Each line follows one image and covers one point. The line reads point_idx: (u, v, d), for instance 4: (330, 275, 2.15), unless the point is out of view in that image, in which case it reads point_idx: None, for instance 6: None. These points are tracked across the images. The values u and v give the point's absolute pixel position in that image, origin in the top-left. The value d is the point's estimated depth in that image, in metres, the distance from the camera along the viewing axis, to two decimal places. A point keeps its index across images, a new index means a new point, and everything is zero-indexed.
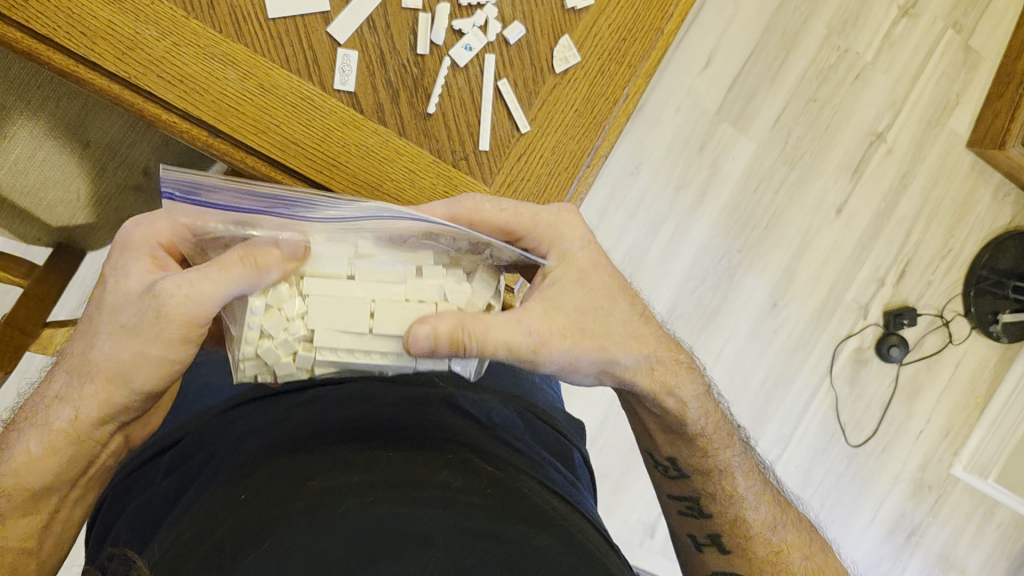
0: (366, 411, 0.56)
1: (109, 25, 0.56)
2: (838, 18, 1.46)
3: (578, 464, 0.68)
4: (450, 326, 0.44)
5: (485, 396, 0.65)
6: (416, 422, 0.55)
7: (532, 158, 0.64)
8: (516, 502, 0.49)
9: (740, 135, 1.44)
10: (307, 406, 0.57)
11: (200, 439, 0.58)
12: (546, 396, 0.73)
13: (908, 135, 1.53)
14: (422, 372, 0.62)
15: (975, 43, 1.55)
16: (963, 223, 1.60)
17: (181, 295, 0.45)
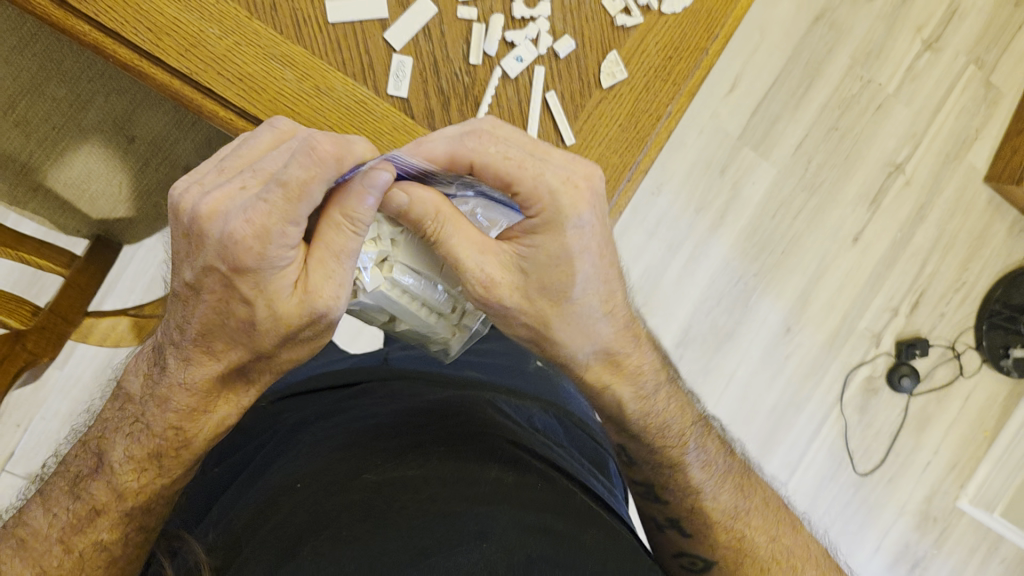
0: (416, 409, 0.60)
1: (175, 21, 0.57)
2: (863, 49, 1.48)
3: (612, 472, 0.70)
4: (429, 211, 0.48)
5: (524, 400, 0.68)
6: (465, 420, 0.59)
7: None
8: (562, 502, 0.52)
9: (761, 160, 1.46)
10: (353, 403, 0.62)
11: (248, 434, 0.63)
12: (580, 403, 0.76)
13: (926, 167, 1.55)
14: (465, 378, 0.67)
15: (996, 80, 1.57)
16: (978, 256, 1.61)
17: (327, 279, 0.46)
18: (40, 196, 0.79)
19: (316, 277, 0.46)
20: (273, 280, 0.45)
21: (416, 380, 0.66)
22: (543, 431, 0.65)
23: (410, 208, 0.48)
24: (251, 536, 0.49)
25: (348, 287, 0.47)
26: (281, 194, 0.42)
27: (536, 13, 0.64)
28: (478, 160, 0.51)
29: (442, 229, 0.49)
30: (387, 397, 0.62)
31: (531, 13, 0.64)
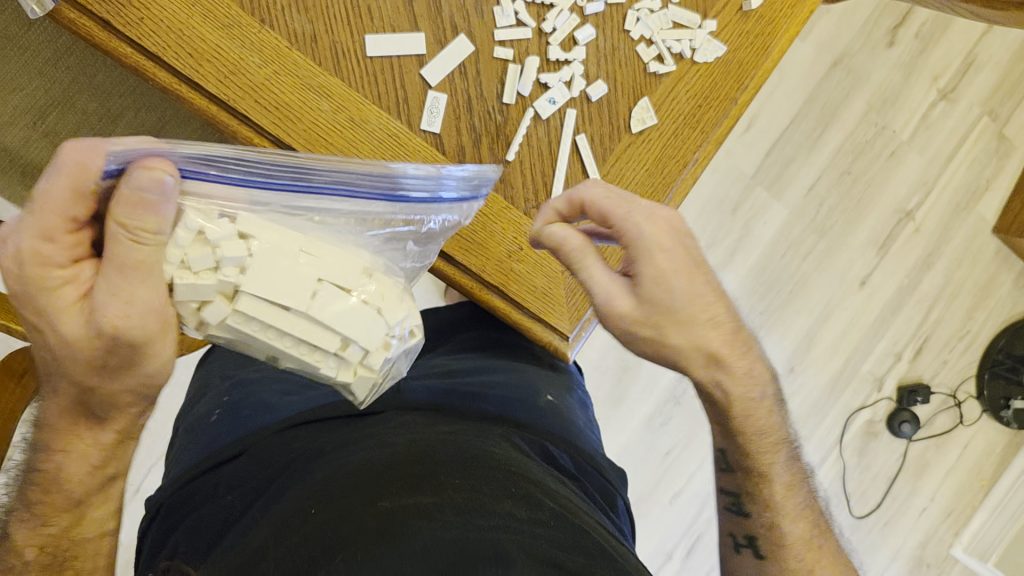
0: (432, 441, 0.60)
1: (216, 48, 0.58)
2: (879, 96, 1.49)
3: (620, 512, 0.70)
4: (571, 244, 0.55)
5: (540, 434, 0.67)
6: (480, 455, 0.59)
7: None
8: (575, 538, 0.52)
9: (774, 200, 1.46)
10: (371, 432, 0.62)
11: (258, 459, 0.62)
12: (592, 440, 0.74)
13: (936, 215, 1.56)
14: (484, 410, 0.67)
15: (1008, 132, 1.58)
16: (983, 305, 1.62)
17: (118, 309, 0.43)
18: None
19: (103, 295, 0.43)
20: (50, 303, 0.44)
21: (428, 412, 0.65)
22: (556, 469, 0.64)
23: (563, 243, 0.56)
24: (263, 558, 0.49)
25: (140, 311, 0.44)
26: (34, 208, 0.41)
27: (571, 56, 0.64)
28: (586, 198, 0.56)
29: (580, 263, 0.55)
30: (398, 428, 0.62)
31: (567, 56, 0.64)
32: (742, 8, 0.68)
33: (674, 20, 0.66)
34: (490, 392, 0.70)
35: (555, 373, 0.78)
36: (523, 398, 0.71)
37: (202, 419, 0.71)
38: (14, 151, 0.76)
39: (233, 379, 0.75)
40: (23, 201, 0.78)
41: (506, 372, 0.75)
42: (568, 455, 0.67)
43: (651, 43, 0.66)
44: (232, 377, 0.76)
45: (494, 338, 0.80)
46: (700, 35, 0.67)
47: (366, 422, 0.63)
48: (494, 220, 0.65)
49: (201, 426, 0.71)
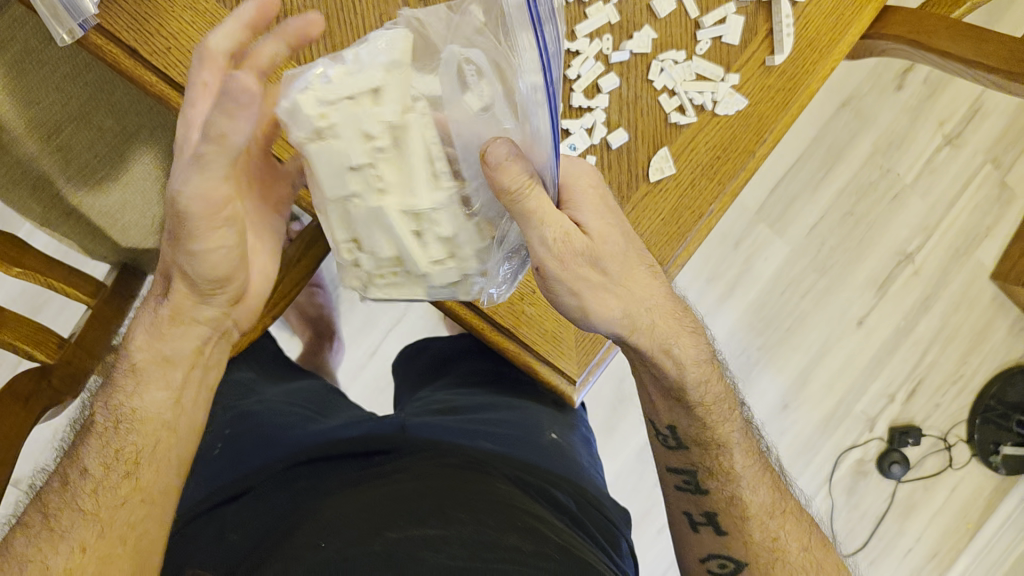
0: (436, 475, 0.60)
1: None
2: (885, 139, 1.50)
3: (624, 554, 0.67)
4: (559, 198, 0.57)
5: (543, 474, 0.66)
6: (484, 491, 0.59)
7: None
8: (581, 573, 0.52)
9: (775, 237, 1.48)
10: (372, 470, 0.62)
11: (264, 494, 0.62)
12: (596, 481, 0.72)
13: (935, 260, 1.57)
14: (486, 449, 0.67)
15: (1011, 180, 1.59)
16: (977, 351, 1.63)
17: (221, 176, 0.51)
18: (73, 220, 0.79)
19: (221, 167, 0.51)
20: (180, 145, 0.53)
21: (434, 449, 0.65)
22: (558, 507, 0.63)
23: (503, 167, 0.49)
24: None
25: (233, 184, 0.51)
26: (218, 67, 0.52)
27: (594, 104, 0.64)
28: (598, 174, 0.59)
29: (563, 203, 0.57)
30: (404, 467, 0.61)
31: (589, 103, 0.64)
32: (765, 63, 0.67)
33: (697, 72, 0.66)
34: (494, 434, 0.70)
35: (563, 411, 0.76)
36: (525, 440, 0.70)
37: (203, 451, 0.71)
38: (26, 162, 0.76)
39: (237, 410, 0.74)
40: (33, 212, 0.78)
41: (508, 412, 0.74)
42: (570, 497, 0.66)
43: (674, 93, 0.66)
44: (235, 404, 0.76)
45: (497, 377, 0.79)
46: (723, 88, 0.67)
47: (373, 462, 0.63)
48: None
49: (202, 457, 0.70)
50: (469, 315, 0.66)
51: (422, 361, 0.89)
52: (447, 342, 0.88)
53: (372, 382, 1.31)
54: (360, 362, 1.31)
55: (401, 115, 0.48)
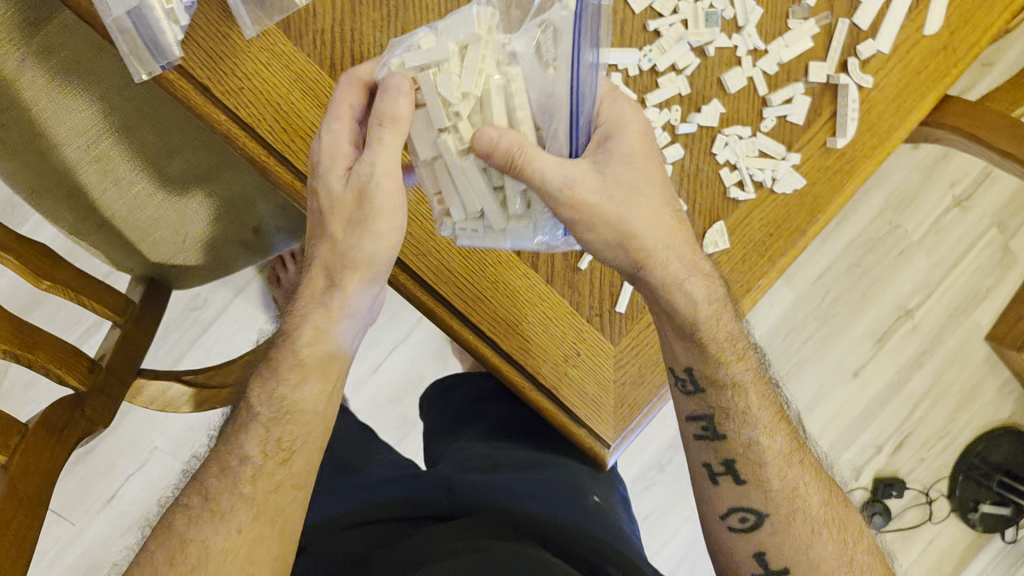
0: (483, 542, 0.59)
1: (312, 125, 0.56)
2: (896, 196, 1.52)
3: None
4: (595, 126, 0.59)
5: (586, 541, 0.63)
6: (528, 556, 0.57)
7: (643, 336, 0.67)
8: None
9: (782, 282, 1.49)
10: (419, 536, 0.62)
11: (319, 557, 0.63)
12: (641, 550, 0.68)
13: (934, 317, 1.58)
14: (528, 512, 0.64)
15: (1015, 246, 1.60)
16: (966, 410, 1.64)
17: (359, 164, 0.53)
18: (105, 232, 0.77)
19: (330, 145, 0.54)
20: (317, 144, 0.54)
21: (478, 515, 0.63)
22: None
23: (495, 148, 0.51)
24: None
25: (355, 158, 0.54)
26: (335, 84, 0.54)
27: None
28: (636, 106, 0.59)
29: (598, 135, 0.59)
30: (449, 536, 0.60)
31: None
32: (827, 144, 0.67)
33: (760, 149, 0.66)
34: (540, 491, 0.67)
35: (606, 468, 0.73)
36: (567, 494, 0.67)
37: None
38: (63, 170, 0.74)
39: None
40: (64, 220, 0.76)
41: (550, 466, 0.71)
42: (618, 567, 0.62)
43: (735, 168, 0.65)
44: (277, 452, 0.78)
45: (536, 427, 0.78)
46: (783, 166, 0.66)
47: (420, 531, 0.63)
48: (555, 322, 0.65)
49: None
50: (510, 371, 0.65)
51: (458, 401, 0.88)
52: (478, 381, 0.87)
53: (373, 397, 1.30)
54: (363, 377, 1.30)
55: (477, 86, 0.51)
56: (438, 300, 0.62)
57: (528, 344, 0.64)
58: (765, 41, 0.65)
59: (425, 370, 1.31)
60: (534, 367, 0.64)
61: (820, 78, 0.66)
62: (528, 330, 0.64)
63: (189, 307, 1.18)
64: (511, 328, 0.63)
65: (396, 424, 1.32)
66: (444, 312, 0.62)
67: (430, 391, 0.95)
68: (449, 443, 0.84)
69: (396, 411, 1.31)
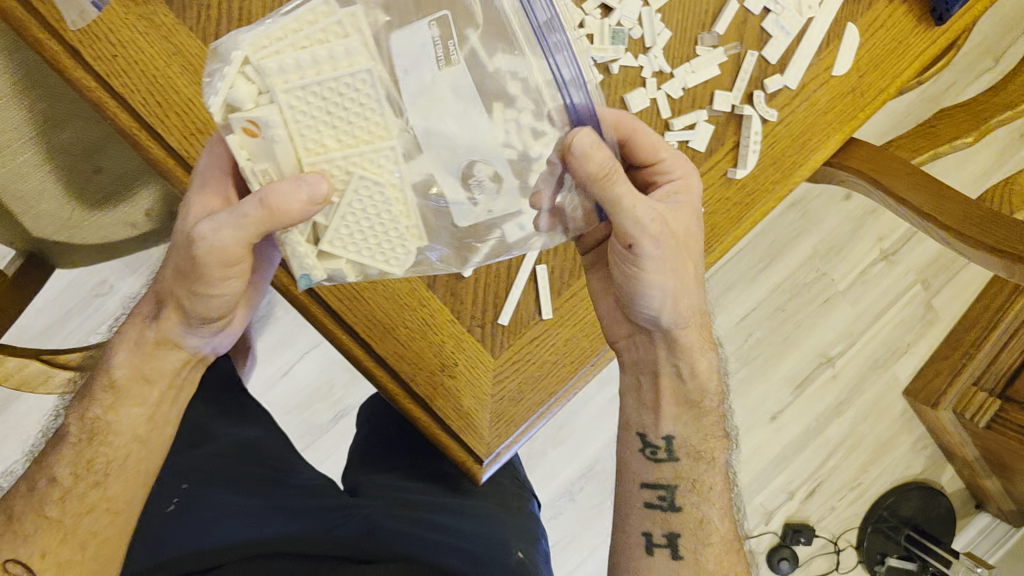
0: (378, 549, 0.69)
1: (190, 102, 0.54)
2: (825, 244, 1.51)
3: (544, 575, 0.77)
4: (601, 169, 0.50)
5: (499, 541, 0.74)
6: (413, 554, 0.68)
7: (541, 345, 0.66)
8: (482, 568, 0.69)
9: (705, 321, 1.47)
10: (337, 531, 0.73)
11: (250, 525, 0.73)
12: (538, 550, 0.80)
13: (854, 367, 1.59)
14: (437, 519, 0.75)
15: (937, 302, 1.62)
16: (878, 461, 1.64)
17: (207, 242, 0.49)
18: None
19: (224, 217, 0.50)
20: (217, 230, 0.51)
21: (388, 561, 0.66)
22: (472, 557, 0.70)
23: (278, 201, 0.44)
24: None
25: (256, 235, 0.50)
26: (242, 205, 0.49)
27: None
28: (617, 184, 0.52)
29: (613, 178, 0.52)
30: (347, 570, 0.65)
31: None
32: (726, 175, 0.66)
33: None
34: (459, 546, 0.71)
35: (523, 524, 0.80)
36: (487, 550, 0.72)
37: (159, 503, 0.77)
38: None
39: (191, 466, 0.81)
40: None
41: (481, 516, 0.78)
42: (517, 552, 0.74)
43: None
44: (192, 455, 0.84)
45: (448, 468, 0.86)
46: None
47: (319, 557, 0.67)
48: (434, 328, 0.63)
49: (157, 510, 0.76)
50: (383, 374, 0.63)
51: (383, 429, 0.96)
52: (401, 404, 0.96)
53: (279, 401, 1.27)
54: (270, 380, 1.27)
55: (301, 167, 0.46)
56: (314, 298, 0.60)
57: (406, 351, 0.63)
58: (671, 66, 0.64)
59: (336, 379, 1.29)
60: (407, 373, 0.63)
61: (726, 107, 0.65)
62: (403, 337, 0.63)
63: (93, 292, 1.17)
64: (387, 331, 0.62)
65: (300, 433, 1.28)
66: (322, 314, 0.61)
67: (364, 411, 1.02)
68: (368, 471, 0.92)
69: (303, 418, 1.28)
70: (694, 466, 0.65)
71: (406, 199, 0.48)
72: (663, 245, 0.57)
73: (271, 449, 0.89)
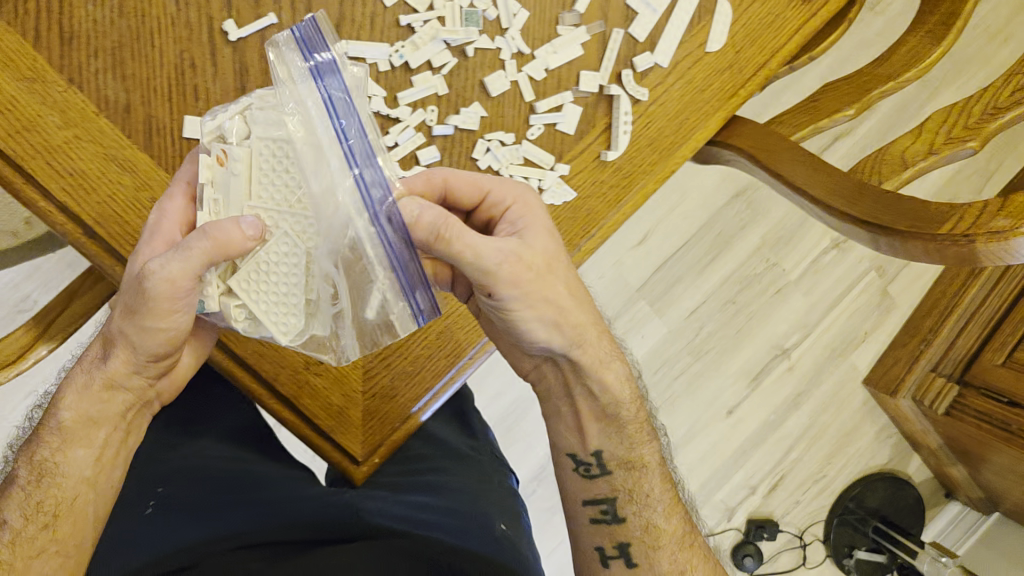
0: (374, 528, 0.68)
1: (11, 99, 0.51)
2: (773, 234, 1.50)
3: (529, 548, 0.79)
4: (431, 229, 0.48)
5: (486, 518, 0.76)
6: (410, 531, 0.68)
7: (413, 340, 0.64)
8: (482, 542, 0.70)
9: (654, 316, 1.44)
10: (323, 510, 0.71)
11: (226, 522, 0.69)
12: (518, 524, 0.82)
13: (811, 357, 1.56)
14: (425, 501, 0.76)
15: (893, 289, 1.60)
16: (841, 453, 1.62)
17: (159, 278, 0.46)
18: None
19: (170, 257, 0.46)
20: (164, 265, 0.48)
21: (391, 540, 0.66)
22: (468, 535, 0.71)
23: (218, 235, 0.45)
24: None
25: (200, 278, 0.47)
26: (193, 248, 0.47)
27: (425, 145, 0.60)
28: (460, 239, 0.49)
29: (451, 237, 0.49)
30: (347, 557, 0.63)
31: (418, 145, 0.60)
32: (600, 157, 0.64)
33: (525, 156, 0.63)
34: (450, 526, 0.71)
35: (499, 503, 0.82)
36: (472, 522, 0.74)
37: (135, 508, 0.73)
38: None
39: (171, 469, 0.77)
40: None
41: (466, 497, 0.80)
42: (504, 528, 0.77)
43: (498, 175, 0.62)
44: (164, 460, 0.80)
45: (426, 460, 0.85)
46: (550, 177, 0.63)
47: (313, 549, 0.65)
48: None
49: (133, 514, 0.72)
50: (244, 373, 0.61)
51: None
52: None
53: None
54: None
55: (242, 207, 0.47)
56: None
57: (265, 351, 0.61)
58: (532, 47, 0.63)
59: None
60: (269, 371, 0.61)
61: (592, 88, 0.64)
62: (261, 337, 0.61)
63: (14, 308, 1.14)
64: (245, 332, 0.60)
65: None
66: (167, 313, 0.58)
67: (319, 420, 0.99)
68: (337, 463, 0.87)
69: None
70: (627, 475, 0.66)
71: (322, 270, 0.47)
72: (524, 296, 0.54)
73: (236, 442, 0.85)
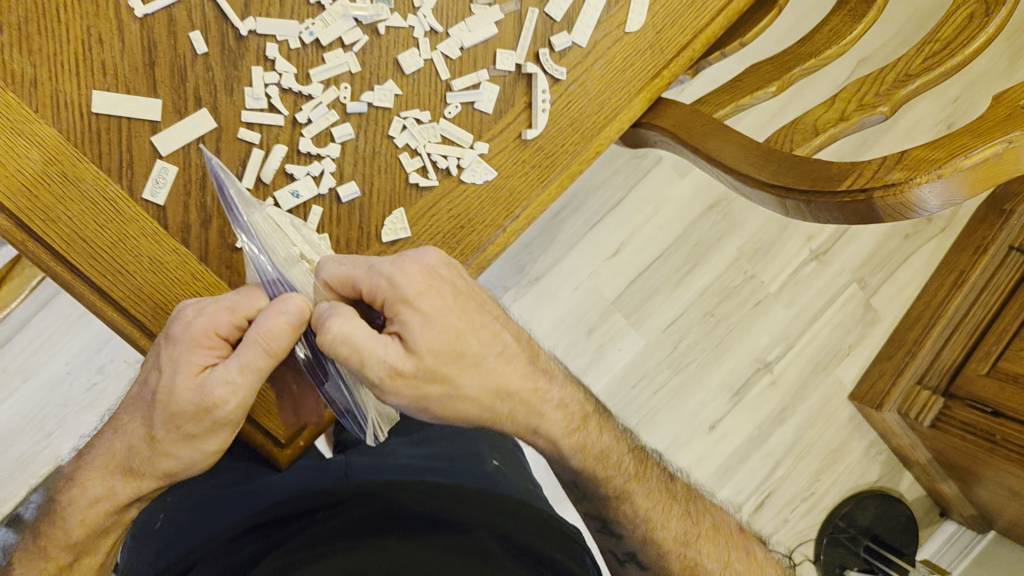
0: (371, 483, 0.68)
1: None
2: (750, 245, 1.50)
3: (529, 481, 0.80)
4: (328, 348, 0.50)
5: (477, 458, 0.76)
6: (408, 480, 0.68)
7: None
8: (481, 484, 0.71)
9: (631, 328, 1.43)
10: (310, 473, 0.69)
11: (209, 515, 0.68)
12: (508, 455, 0.82)
13: (795, 370, 1.54)
14: (412, 452, 0.75)
15: (876, 302, 1.58)
16: (830, 470, 1.58)
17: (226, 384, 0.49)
18: None
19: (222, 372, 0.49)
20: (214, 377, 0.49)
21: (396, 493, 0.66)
22: (467, 477, 0.71)
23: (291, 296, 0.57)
24: None
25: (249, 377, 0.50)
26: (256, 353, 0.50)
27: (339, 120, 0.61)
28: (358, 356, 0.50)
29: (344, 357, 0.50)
30: (360, 519, 0.63)
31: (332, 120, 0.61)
32: (520, 137, 0.64)
33: (442, 135, 0.63)
34: (440, 469, 0.71)
35: (488, 440, 0.80)
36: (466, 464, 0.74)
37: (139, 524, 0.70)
38: None
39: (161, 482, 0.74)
40: None
41: (454, 439, 0.79)
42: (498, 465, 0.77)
43: (416, 153, 0.62)
44: None
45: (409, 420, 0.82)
46: (469, 155, 0.63)
47: (317, 514, 0.64)
48: None
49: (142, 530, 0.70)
50: None
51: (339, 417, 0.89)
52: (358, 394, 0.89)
53: None
54: None
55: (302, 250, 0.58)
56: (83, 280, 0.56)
57: None
58: (446, 26, 0.64)
59: None
60: None
61: (509, 66, 0.65)
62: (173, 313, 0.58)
63: None
64: (157, 306, 0.57)
65: None
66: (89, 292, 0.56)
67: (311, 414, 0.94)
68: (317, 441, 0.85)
69: None
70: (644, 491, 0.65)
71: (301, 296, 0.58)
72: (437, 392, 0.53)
73: None
